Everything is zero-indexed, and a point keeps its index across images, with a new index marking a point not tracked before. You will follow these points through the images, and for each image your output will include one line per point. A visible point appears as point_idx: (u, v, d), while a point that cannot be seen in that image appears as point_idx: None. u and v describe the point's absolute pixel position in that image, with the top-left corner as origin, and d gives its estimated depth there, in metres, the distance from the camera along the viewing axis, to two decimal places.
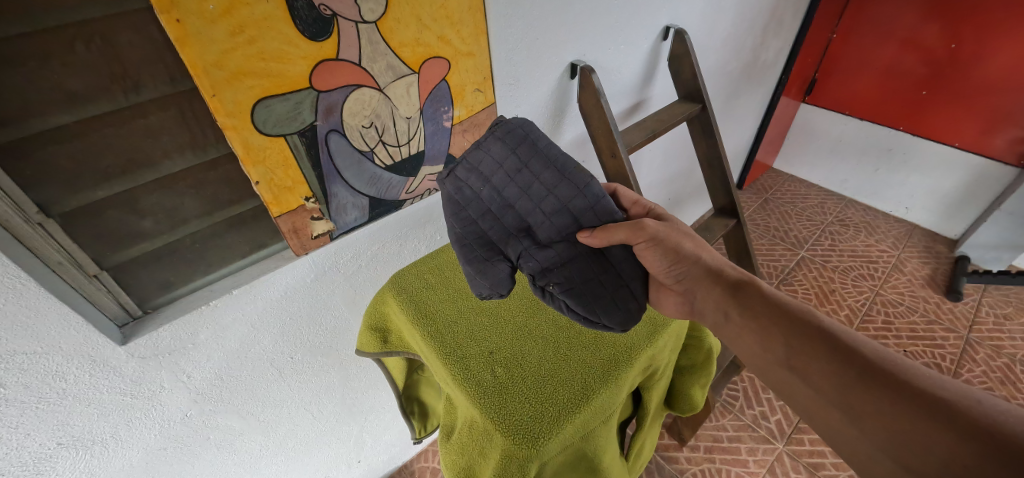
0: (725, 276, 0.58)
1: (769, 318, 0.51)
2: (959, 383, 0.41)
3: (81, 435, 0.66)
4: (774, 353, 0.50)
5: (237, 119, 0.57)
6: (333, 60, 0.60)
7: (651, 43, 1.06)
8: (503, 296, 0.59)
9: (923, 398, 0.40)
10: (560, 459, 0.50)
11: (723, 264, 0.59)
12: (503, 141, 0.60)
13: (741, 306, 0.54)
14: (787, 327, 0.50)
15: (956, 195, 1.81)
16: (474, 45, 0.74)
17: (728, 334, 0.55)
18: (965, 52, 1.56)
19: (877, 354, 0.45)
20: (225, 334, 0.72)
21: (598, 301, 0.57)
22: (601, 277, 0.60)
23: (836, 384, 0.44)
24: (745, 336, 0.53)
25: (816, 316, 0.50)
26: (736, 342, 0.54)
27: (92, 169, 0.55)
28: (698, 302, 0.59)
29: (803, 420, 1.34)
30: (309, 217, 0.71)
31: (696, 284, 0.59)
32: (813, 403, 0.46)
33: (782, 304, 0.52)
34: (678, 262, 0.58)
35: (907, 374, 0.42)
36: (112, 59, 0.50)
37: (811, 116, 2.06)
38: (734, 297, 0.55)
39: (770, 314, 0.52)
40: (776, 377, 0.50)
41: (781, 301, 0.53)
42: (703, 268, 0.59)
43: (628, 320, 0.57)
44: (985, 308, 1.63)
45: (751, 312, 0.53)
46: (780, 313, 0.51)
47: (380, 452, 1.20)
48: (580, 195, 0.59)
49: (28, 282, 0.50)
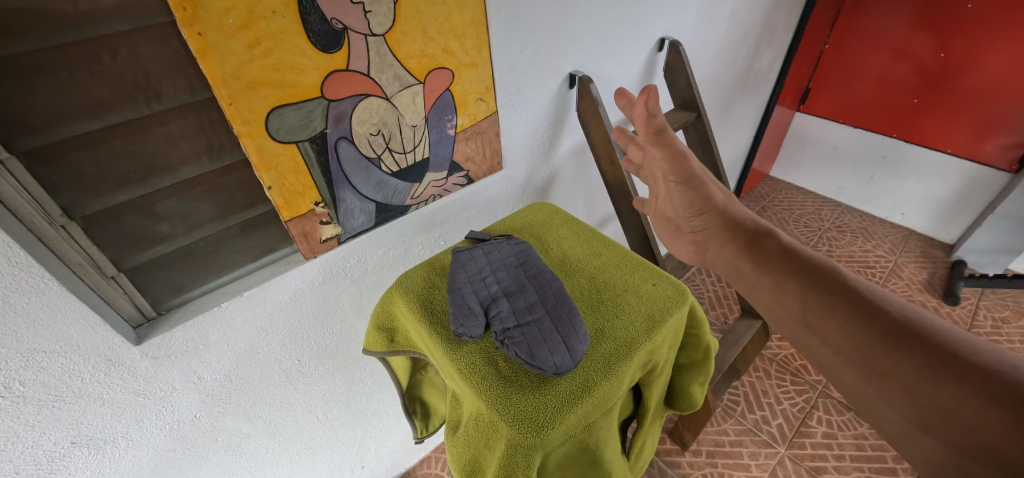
0: (743, 228, 0.65)
1: (781, 268, 0.57)
2: (976, 339, 0.44)
3: (95, 435, 0.67)
4: (790, 310, 0.54)
5: (253, 127, 0.60)
6: (343, 70, 0.63)
7: (647, 54, 1.10)
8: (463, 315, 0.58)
9: (932, 348, 0.44)
10: (563, 449, 0.52)
11: (743, 217, 0.67)
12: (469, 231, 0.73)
13: (755, 262, 0.60)
14: (795, 275, 0.55)
15: (950, 200, 1.83)
16: (477, 56, 0.77)
17: (743, 285, 0.62)
18: (955, 61, 1.60)
19: (894, 313, 0.48)
20: (235, 335, 0.74)
21: (545, 333, 0.55)
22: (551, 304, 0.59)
23: (851, 343, 0.48)
24: (759, 286, 0.59)
25: (835, 274, 0.53)
26: (752, 294, 0.60)
27: (114, 175, 0.57)
28: (711, 253, 0.68)
29: (804, 424, 1.35)
30: (319, 221, 0.73)
31: (711, 237, 0.68)
32: (829, 360, 0.50)
33: (795, 254, 0.58)
34: (700, 213, 0.70)
35: (923, 332, 0.45)
36: (137, 70, 0.53)
37: (806, 124, 2.10)
38: (751, 252, 0.61)
39: (784, 267, 0.57)
40: (795, 334, 0.54)
41: (795, 252, 0.58)
42: (722, 222, 0.68)
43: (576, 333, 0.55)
44: (983, 311, 1.64)
45: (768, 271, 0.58)
46: (794, 263, 0.57)
47: (383, 458, 1.22)
48: (525, 254, 0.67)
49: (51, 283, 0.52)
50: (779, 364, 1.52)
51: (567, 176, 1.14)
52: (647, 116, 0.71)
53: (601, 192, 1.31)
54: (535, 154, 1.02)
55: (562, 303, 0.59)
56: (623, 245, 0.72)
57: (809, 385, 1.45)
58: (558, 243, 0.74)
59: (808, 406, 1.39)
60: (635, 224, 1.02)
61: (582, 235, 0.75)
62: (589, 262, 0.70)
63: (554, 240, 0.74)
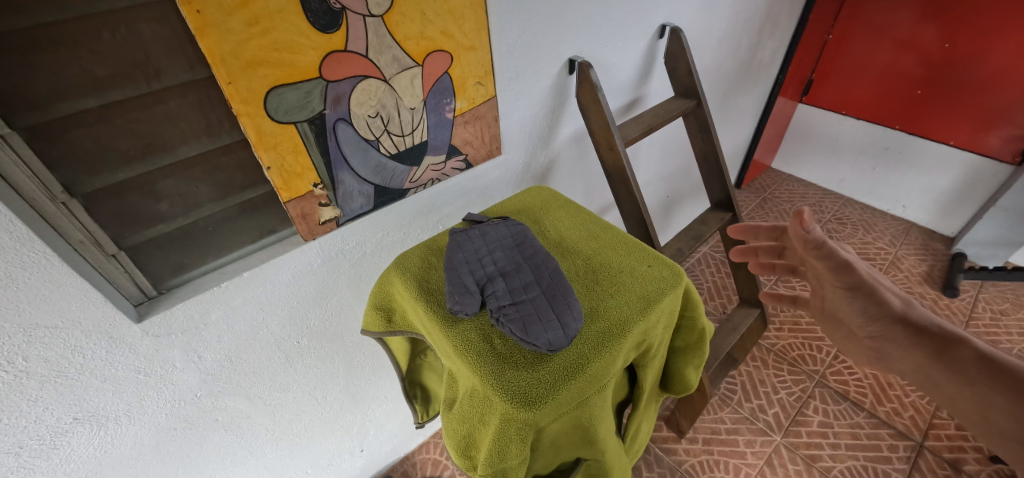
0: (928, 334, 0.56)
1: (984, 382, 0.49)
2: None
3: (97, 411, 0.68)
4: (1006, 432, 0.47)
5: (251, 106, 0.60)
6: (341, 51, 0.63)
7: (647, 41, 1.09)
8: (460, 293, 0.58)
9: None
10: (557, 424, 0.53)
11: (929, 321, 0.58)
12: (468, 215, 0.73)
13: (947, 372, 0.53)
14: (1004, 389, 0.48)
15: (952, 192, 1.83)
16: (475, 39, 0.77)
17: (941, 399, 0.54)
18: (961, 52, 1.58)
19: None
20: (235, 315, 0.75)
21: (539, 310, 0.56)
22: (546, 283, 0.60)
23: None
24: (959, 400, 0.51)
25: None
26: (954, 409, 0.52)
27: (114, 153, 0.58)
28: (897, 359, 0.59)
29: (800, 413, 1.36)
30: (317, 203, 0.74)
31: (889, 340, 0.60)
32: None
33: (1000, 367, 0.49)
34: (870, 315, 0.62)
35: None
36: (136, 47, 0.53)
37: (809, 116, 2.09)
38: (940, 362, 0.53)
39: (983, 380, 0.49)
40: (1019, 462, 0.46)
41: (1000, 360, 0.50)
42: (902, 327, 0.59)
43: (572, 311, 0.56)
44: (981, 303, 1.64)
45: (964, 379, 0.51)
46: (998, 376, 0.49)
47: (382, 442, 1.24)
48: (521, 235, 0.67)
49: (52, 258, 0.53)
50: (777, 354, 1.52)
51: (566, 163, 1.14)
52: (803, 233, 0.64)
53: (600, 180, 1.31)
54: (535, 141, 1.02)
55: (558, 283, 0.60)
56: (619, 228, 0.73)
57: (806, 375, 1.46)
58: (555, 226, 0.74)
59: (805, 395, 1.40)
60: (633, 211, 1.02)
61: (579, 218, 0.75)
62: (586, 244, 0.70)
63: (552, 222, 0.75)
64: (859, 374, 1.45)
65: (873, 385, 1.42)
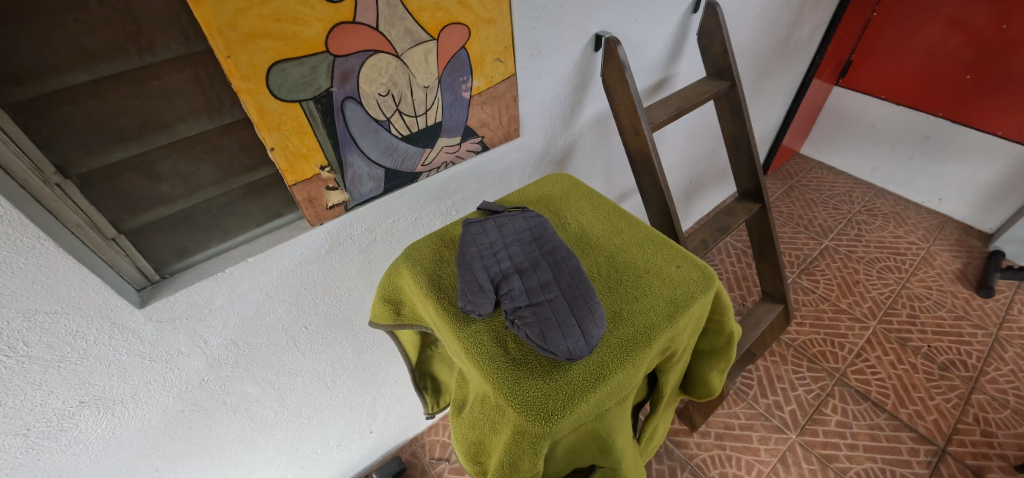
0: None
1: None
2: None
3: (103, 394, 0.67)
4: None
5: (253, 83, 0.55)
6: (349, 23, 0.58)
7: (680, 16, 1.01)
8: (476, 290, 0.54)
9: None
10: (574, 435, 0.50)
11: None
12: (487, 206, 0.68)
13: None
14: None
15: (995, 186, 1.72)
16: (496, 11, 0.71)
17: None
18: (1018, 33, 1.43)
19: None
20: (240, 301, 0.72)
21: (558, 314, 0.52)
22: (566, 282, 0.56)
23: None
24: None
25: None
26: None
27: (108, 132, 0.54)
28: None
29: (817, 412, 1.32)
30: (324, 186, 0.70)
31: None
32: None
33: None
34: None
35: None
36: (125, 17, 0.49)
37: (844, 99, 1.97)
38: None
39: None
40: None
41: None
42: None
43: (593, 314, 0.52)
44: (1017, 305, 1.56)
45: None
46: None
47: (392, 424, 1.24)
48: (541, 227, 0.63)
49: (47, 243, 0.50)
50: (796, 350, 1.47)
51: (587, 146, 1.08)
52: None
53: (622, 165, 1.24)
54: (555, 122, 0.96)
55: (579, 283, 0.55)
56: (646, 223, 0.68)
57: (825, 373, 1.41)
58: (577, 219, 0.69)
59: (824, 394, 1.36)
60: (657, 200, 0.97)
61: (603, 210, 0.70)
62: (609, 239, 0.65)
63: (572, 214, 0.70)
64: (881, 374, 1.40)
65: (896, 385, 1.37)
